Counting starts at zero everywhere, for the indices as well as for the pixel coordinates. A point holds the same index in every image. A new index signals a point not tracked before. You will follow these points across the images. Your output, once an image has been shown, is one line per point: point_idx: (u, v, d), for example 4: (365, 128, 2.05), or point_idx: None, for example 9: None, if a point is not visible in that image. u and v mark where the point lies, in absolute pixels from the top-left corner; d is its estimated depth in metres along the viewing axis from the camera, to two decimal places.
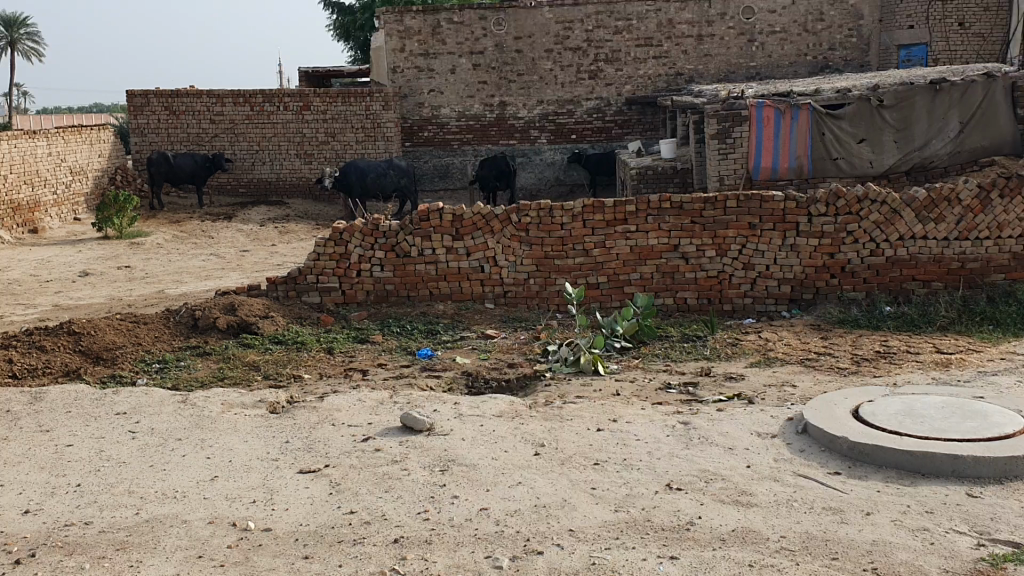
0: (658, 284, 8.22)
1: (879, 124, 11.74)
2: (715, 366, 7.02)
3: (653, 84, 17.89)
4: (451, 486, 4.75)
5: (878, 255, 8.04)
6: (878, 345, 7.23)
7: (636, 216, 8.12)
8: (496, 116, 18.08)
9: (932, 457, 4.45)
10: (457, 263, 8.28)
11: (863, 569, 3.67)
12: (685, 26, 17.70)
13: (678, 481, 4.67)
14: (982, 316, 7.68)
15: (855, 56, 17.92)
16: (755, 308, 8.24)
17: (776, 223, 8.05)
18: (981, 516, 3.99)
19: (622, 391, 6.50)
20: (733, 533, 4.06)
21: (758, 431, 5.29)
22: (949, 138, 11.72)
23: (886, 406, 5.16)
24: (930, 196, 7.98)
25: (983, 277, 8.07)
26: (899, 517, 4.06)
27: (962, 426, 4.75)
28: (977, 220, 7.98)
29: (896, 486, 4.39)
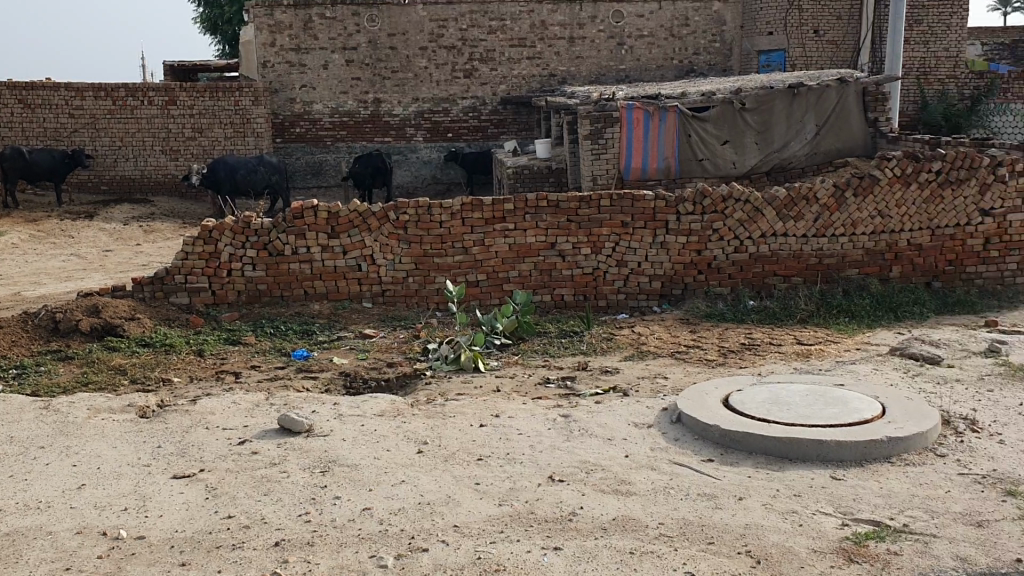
0: (536, 281, 8.32)
1: (742, 126, 12.21)
2: (591, 360, 7.17)
3: (527, 84, 18.07)
4: (332, 487, 4.69)
5: (743, 252, 8.37)
6: (744, 338, 7.54)
7: (514, 214, 8.20)
8: (370, 112, 17.90)
9: (799, 442, 4.66)
10: (333, 262, 8.16)
11: (738, 551, 3.81)
12: (557, 28, 17.95)
13: (560, 473, 4.75)
14: (838, 309, 8.10)
15: (719, 61, 18.54)
16: (628, 304, 8.44)
17: (647, 221, 8.27)
18: (844, 498, 4.20)
19: (502, 387, 6.55)
20: (614, 521, 4.16)
21: (634, 421, 5.43)
22: (806, 140, 12.33)
23: (754, 395, 5.39)
24: (790, 195, 8.37)
25: (838, 272, 8.53)
26: (770, 501, 4.24)
27: (826, 412, 4.99)
28: (833, 218, 8.43)
29: (766, 471, 4.58)
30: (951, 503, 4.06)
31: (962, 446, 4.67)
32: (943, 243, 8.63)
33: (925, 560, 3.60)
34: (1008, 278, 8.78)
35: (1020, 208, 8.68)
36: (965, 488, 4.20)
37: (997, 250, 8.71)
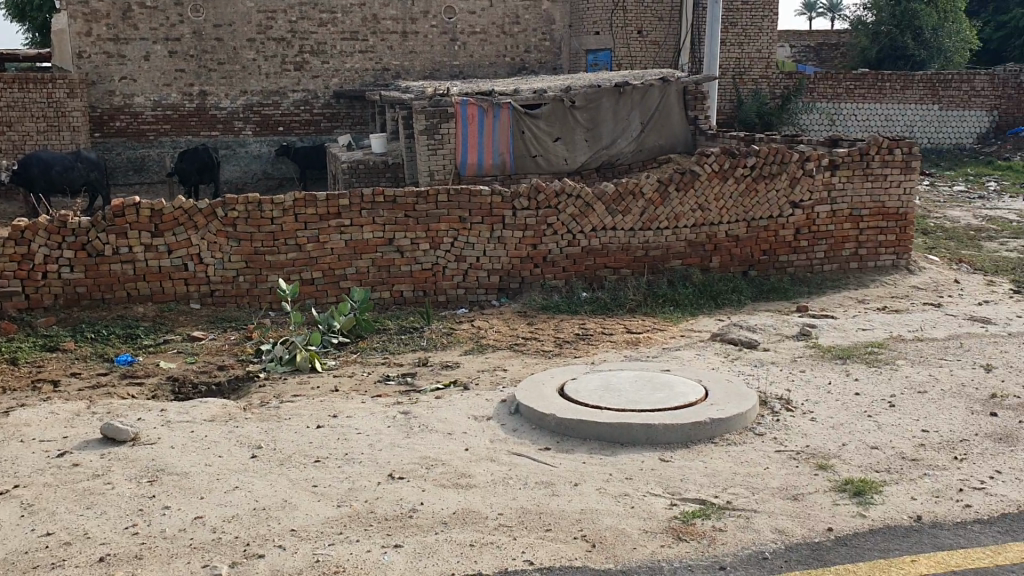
0: (373, 278, 8.23)
1: (572, 123, 12.51)
2: (431, 356, 7.17)
3: (360, 78, 17.85)
4: (161, 497, 4.49)
5: (576, 245, 8.58)
6: (577, 328, 7.73)
7: (349, 210, 8.10)
8: (196, 106, 17.23)
9: (630, 427, 4.83)
10: (158, 262, 7.81)
11: (574, 537, 3.91)
12: (389, 22, 17.80)
13: (400, 470, 4.73)
14: (665, 299, 8.45)
15: (549, 58, 19.01)
16: (467, 299, 8.49)
17: (484, 216, 8.34)
18: (673, 478, 4.39)
19: (340, 387, 6.45)
20: (454, 515, 4.18)
21: (473, 414, 5.48)
22: (633, 137, 12.76)
23: (587, 383, 5.54)
24: (618, 190, 8.64)
25: (664, 263, 8.89)
26: (603, 485, 4.38)
27: (654, 397, 5.20)
28: (658, 212, 8.77)
29: (599, 457, 4.72)
30: (769, 478, 4.31)
31: (777, 424, 4.97)
32: (759, 234, 9.14)
33: (747, 534, 3.81)
34: (817, 266, 9.40)
35: (826, 201, 9.29)
36: (782, 464, 4.46)
37: (807, 240, 9.31)
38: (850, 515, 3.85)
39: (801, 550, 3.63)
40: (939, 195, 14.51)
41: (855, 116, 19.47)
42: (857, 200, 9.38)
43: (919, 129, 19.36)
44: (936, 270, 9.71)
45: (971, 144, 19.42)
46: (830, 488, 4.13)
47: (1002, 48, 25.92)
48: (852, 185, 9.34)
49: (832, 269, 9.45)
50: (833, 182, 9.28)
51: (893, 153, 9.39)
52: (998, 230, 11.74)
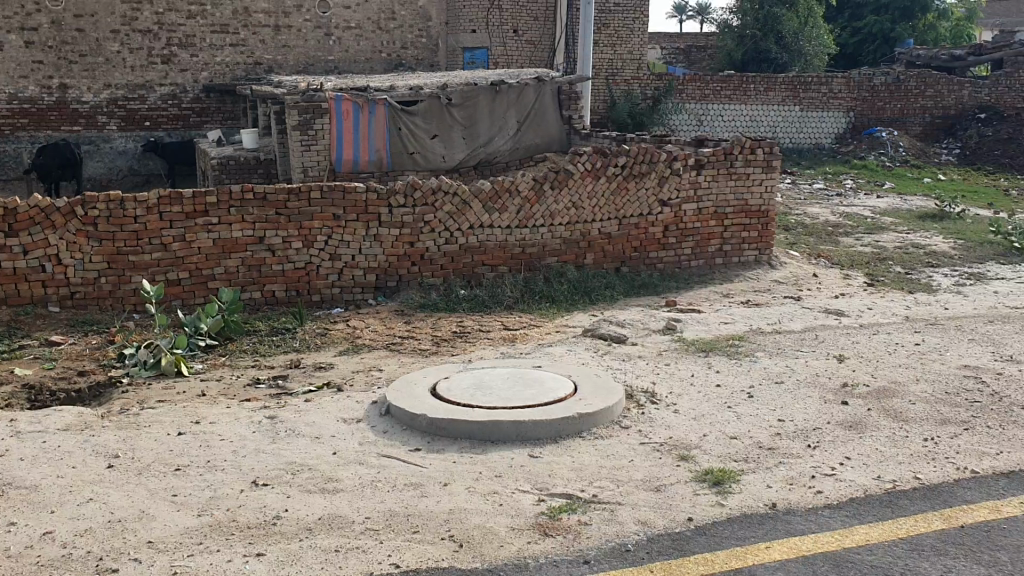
0: (244, 277, 7.99)
1: (449, 120, 12.47)
2: (304, 357, 7.02)
3: (232, 72, 17.33)
4: (9, 513, 4.23)
5: (453, 243, 8.55)
6: (455, 326, 7.71)
7: (218, 208, 7.84)
8: (56, 99, 16.39)
9: (500, 424, 4.83)
10: (12, 263, 7.39)
11: (442, 538, 3.89)
12: (262, 15, 17.34)
13: (264, 477, 4.60)
14: (542, 295, 8.51)
15: (425, 55, 18.95)
16: (342, 298, 8.33)
17: (358, 214, 8.21)
18: (541, 475, 4.41)
19: (208, 391, 6.24)
20: (319, 521, 4.10)
21: (343, 417, 5.38)
22: (509, 136, 12.85)
23: (459, 381, 5.52)
24: (494, 188, 8.66)
25: (540, 260, 8.97)
26: (473, 484, 4.37)
27: (524, 394, 5.22)
28: (533, 210, 8.84)
29: (469, 455, 4.71)
30: (632, 471, 4.39)
31: (643, 417, 5.07)
32: (631, 231, 9.32)
33: (612, 526, 3.86)
34: (685, 262, 9.65)
35: (693, 199, 9.56)
36: (646, 456, 4.56)
37: (676, 236, 9.54)
38: (710, 505, 3.95)
39: (662, 541, 3.70)
40: (799, 193, 15.13)
41: (722, 117, 20.01)
42: (722, 198, 9.69)
43: (782, 129, 20.11)
44: (796, 265, 10.12)
45: (829, 143, 20.34)
46: (691, 479, 4.24)
47: (857, 53, 27.24)
48: (718, 183, 9.63)
49: (699, 265, 9.72)
50: (699, 181, 9.55)
51: (755, 153, 9.73)
52: (853, 226, 12.32)
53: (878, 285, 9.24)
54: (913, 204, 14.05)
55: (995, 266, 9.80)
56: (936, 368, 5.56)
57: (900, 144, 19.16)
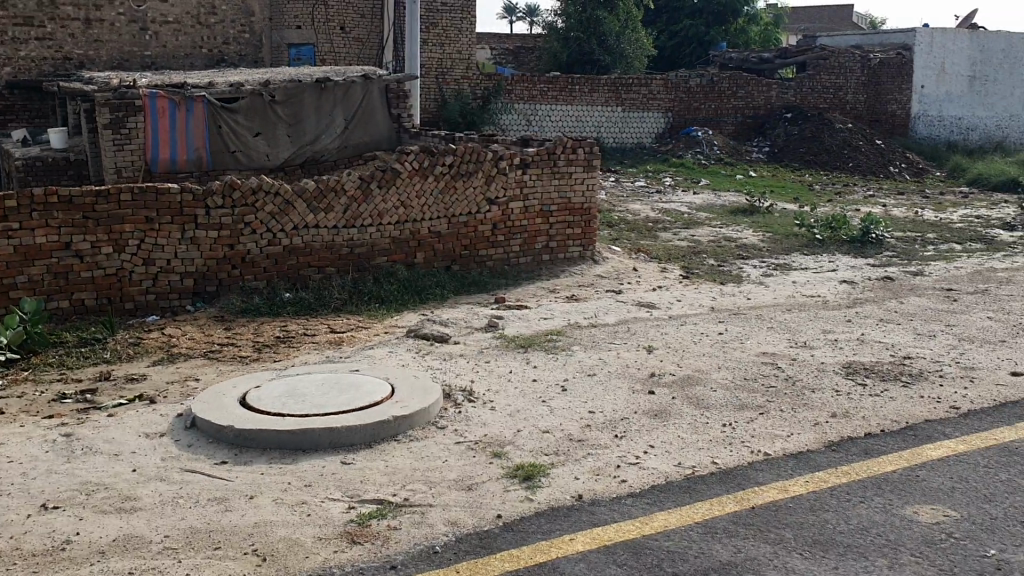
0: (49, 286, 7.44)
1: (273, 118, 12.06)
2: (114, 369, 6.63)
3: (38, 68, 16.22)
4: None
5: (276, 245, 8.28)
6: (278, 330, 7.48)
7: (17, 213, 7.29)
8: None
9: (310, 432, 4.70)
10: None
11: (245, 552, 3.73)
12: (70, 8, 16.31)
13: (56, 499, 4.30)
14: (370, 296, 8.37)
15: (248, 52, 18.44)
16: (158, 305, 7.91)
17: (173, 216, 7.84)
18: (352, 481, 4.32)
19: (6, 409, 5.79)
20: (114, 543, 3.86)
21: (145, 432, 5.11)
22: (336, 133, 12.56)
23: (271, 390, 5.34)
24: (318, 187, 8.46)
25: (368, 260, 8.82)
26: (280, 495, 4.23)
27: (339, 399, 5.10)
28: (360, 209, 8.69)
29: (278, 465, 4.56)
30: (445, 471, 4.36)
31: (460, 416, 5.05)
32: (459, 230, 9.31)
33: (421, 529, 3.81)
34: (512, 260, 9.73)
35: (520, 197, 9.65)
36: (459, 455, 4.54)
37: (503, 234, 9.61)
38: (519, 501, 3.97)
39: (470, 540, 3.68)
40: (623, 190, 15.60)
41: (549, 117, 20.31)
42: (546, 196, 9.82)
43: (606, 129, 20.66)
44: (618, 260, 10.39)
45: (650, 143, 21.09)
46: (501, 476, 4.25)
47: (675, 55, 28.35)
48: (543, 182, 9.76)
49: (526, 262, 9.83)
50: (524, 180, 9.65)
51: (577, 153, 9.93)
52: (671, 222, 12.79)
53: (694, 277, 9.62)
54: (726, 200, 14.74)
55: (797, 257, 10.40)
56: (737, 356, 5.83)
57: (714, 142, 20.07)
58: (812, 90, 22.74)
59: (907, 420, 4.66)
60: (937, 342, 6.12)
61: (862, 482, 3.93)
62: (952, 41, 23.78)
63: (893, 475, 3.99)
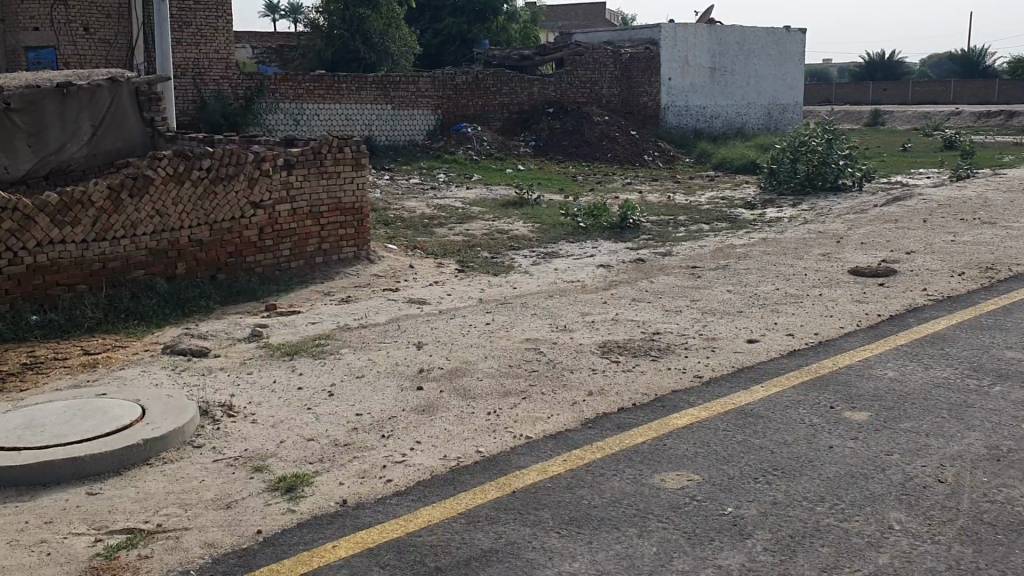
0: None
1: (11, 127, 10.67)
2: None
3: None
4: None
5: (19, 264, 7.54)
6: (24, 356, 6.84)
7: None
8: None
9: (51, 463, 4.32)
10: None
11: None
12: None
13: None
14: (128, 312, 7.84)
15: None
16: None
17: None
18: (98, 513, 4.02)
19: None
20: None
21: None
22: (82, 141, 11.44)
23: (4, 424, 4.88)
24: (63, 199, 7.81)
25: (125, 274, 8.25)
26: (18, 536, 3.85)
27: (82, 427, 4.73)
28: (111, 220, 8.13)
29: (14, 505, 4.16)
30: (202, 491, 4.16)
31: (218, 433, 4.84)
32: (223, 237, 8.91)
33: (174, 555, 3.60)
34: (283, 265, 9.41)
35: (286, 200, 9.37)
36: (218, 473, 4.34)
37: (271, 239, 9.29)
38: (279, 514, 3.84)
39: (228, 560, 3.52)
40: (396, 188, 15.54)
41: (317, 117, 19.89)
42: (314, 198, 9.61)
43: (376, 127, 20.53)
44: (392, 257, 10.31)
45: (421, 140, 21.16)
46: (262, 490, 4.09)
47: (441, 53, 28.64)
48: (310, 182, 9.55)
49: (298, 266, 9.55)
50: (290, 181, 9.39)
51: (343, 152, 9.85)
52: (445, 218, 12.87)
53: (467, 270, 9.73)
54: (497, 193, 15.03)
55: (563, 245, 10.76)
56: (501, 345, 5.94)
57: (483, 138, 20.43)
58: (570, 85, 23.63)
59: (656, 392, 4.93)
60: (682, 317, 6.51)
61: (615, 456, 4.10)
62: (692, 35, 25.63)
63: (644, 447, 4.19)
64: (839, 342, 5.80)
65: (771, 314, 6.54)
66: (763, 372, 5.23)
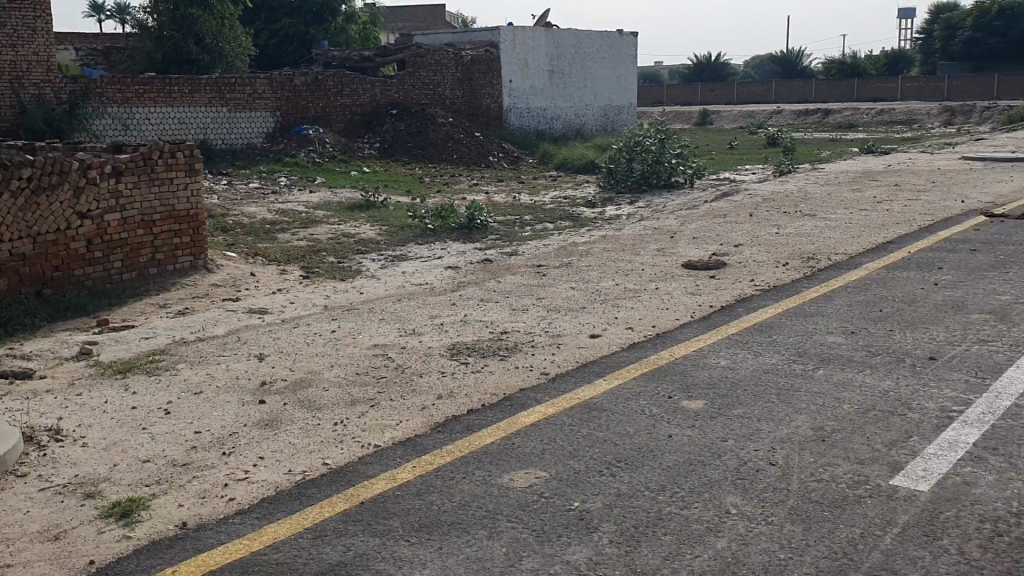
0: None
1: None
2: None
3: None
4: None
5: None
6: None
7: None
8: None
9: None
10: None
11: None
12: None
13: None
14: None
15: None
16: None
17: None
18: None
19: None
20: None
21: None
22: None
23: None
24: None
25: None
26: None
27: None
28: None
29: None
30: (27, 524, 3.87)
31: (44, 459, 4.53)
32: (47, 249, 8.36)
33: None
34: (115, 277, 8.94)
35: (116, 208, 8.92)
36: (45, 503, 4.07)
37: (101, 250, 8.81)
38: (114, 542, 3.64)
39: None
40: (236, 193, 15.06)
41: (148, 121, 19.04)
42: (146, 206, 9.19)
43: (213, 131, 19.87)
44: (232, 266, 9.98)
45: (261, 143, 20.61)
46: (94, 518, 3.86)
47: (279, 54, 27.98)
48: (140, 190, 9.13)
49: (131, 278, 9.10)
50: (119, 189, 8.94)
51: (175, 157, 9.51)
52: (287, 222, 12.58)
53: (312, 276, 9.53)
54: (341, 196, 14.80)
55: (409, 247, 10.71)
56: (348, 352, 5.85)
57: (326, 140, 20.07)
58: (413, 86, 23.52)
59: (504, 391, 4.97)
60: (528, 315, 6.59)
61: (463, 459, 4.10)
62: (531, 38, 26.16)
63: (492, 447, 4.21)
64: (676, 334, 6.02)
65: (612, 309, 6.71)
66: (606, 366, 5.35)
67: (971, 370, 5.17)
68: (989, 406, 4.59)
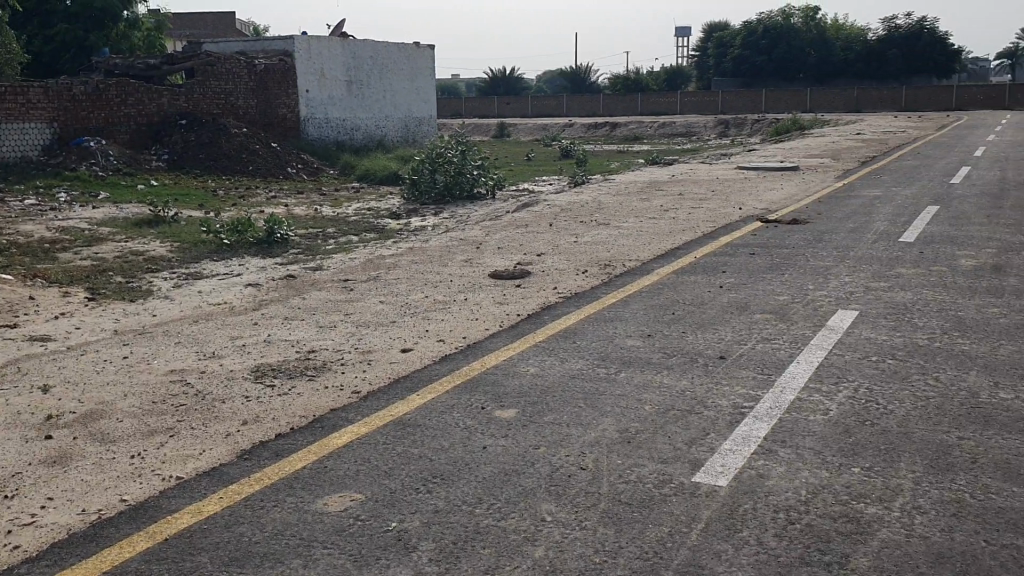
0: None
1: None
2: None
3: None
4: None
5: None
6: None
7: None
8: None
9: None
10: None
11: None
12: None
13: None
14: None
15: None
16: None
17: None
18: None
19: None
20: None
21: None
22: None
23: None
24: None
25: None
26: None
27: None
28: None
29: None
30: None
31: None
32: None
33: None
34: None
35: None
36: None
37: None
38: None
39: None
40: (8, 211, 13.89)
41: None
42: None
43: None
44: (8, 289, 9.19)
45: (36, 155, 19.10)
46: None
47: (54, 61, 26.14)
48: None
49: None
50: None
51: None
52: (69, 241, 11.73)
53: (100, 297, 8.95)
54: (129, 212, 13.96)
55: (206, 265, 10.24)
56: (143, 379, 5.51)
57: (109, 152, 18.90)
58: (204, 95, 22.57)
59: (313, 412, 4.84)
60: (335, 332, 6.46)
61: (274, 486, 3.96)
62: (327, 49, 25.80)
63: (304, 472, 4.09)
64: (485, 344, 6.08)
65: (421, 322, 6.70)
66: (417, 381, 5.33)
67: (757, 367, 5.52)
68: (775, 401, 4.92)
